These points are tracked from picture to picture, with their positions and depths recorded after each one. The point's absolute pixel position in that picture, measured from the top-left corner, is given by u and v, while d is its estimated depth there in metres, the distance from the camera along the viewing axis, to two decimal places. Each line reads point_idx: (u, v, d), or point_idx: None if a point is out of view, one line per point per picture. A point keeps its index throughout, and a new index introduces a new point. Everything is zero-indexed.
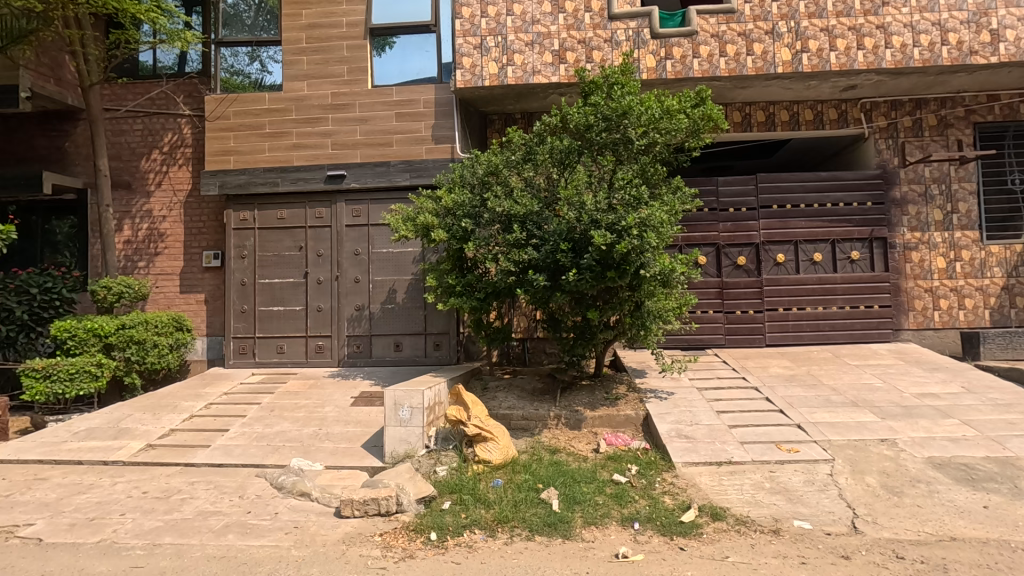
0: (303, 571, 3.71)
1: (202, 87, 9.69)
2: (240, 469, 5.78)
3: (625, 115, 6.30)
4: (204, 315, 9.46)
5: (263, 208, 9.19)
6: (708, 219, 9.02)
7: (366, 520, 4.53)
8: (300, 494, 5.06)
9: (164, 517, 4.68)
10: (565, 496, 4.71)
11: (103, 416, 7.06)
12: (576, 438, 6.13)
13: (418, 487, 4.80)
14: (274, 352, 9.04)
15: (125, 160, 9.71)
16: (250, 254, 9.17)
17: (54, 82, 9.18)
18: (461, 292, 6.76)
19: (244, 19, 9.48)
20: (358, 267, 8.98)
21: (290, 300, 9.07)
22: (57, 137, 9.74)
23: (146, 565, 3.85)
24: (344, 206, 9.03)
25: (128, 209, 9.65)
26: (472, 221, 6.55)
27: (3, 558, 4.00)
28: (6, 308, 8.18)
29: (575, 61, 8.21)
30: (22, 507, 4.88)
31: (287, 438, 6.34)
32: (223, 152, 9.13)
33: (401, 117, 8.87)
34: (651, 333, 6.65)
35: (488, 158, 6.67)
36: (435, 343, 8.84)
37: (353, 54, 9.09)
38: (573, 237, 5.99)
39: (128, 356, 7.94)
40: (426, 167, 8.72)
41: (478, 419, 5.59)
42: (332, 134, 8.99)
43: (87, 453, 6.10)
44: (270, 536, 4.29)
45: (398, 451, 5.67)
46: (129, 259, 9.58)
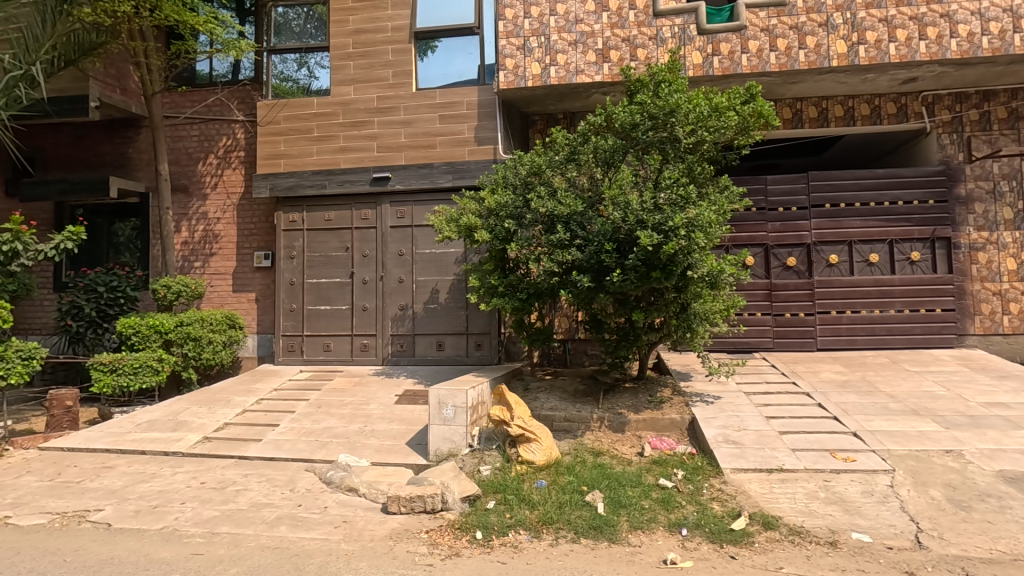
0: (354, 564, 3.79)
1: (255, 93, 10.05)
2: (290, 462, 5.96)
3: (673, 113, 6.19)
4: (254, 314, 9.80)
5: (311, 210, 9.46)
6: (756, 219, 8.77)
7: (412, 516, 4.61)
8: (348, 489, 5.18)
9: (220, 507, 4.87)
10: (611, 499, 4.67)
11: (163, 409, 7.41)
12: (620, 441, 6.06)
13: (463, 486, 4.83)
14: (321, 349, 9.29)
15: (183, 164, 10.16)
16: (298, 254, 9.45)
17: (120, 92, 9.71)
18: (503, 292, 6.78)
19: (293, 26, 9.81)
20: (402, 267, 9.14)
21: (337, 299, 9.31)
22: (122, 143, 10.29)
23: (206, 552, 4.02)
24: (389, 208, 9.20)
25: (186, 211, 10.10)
26: (515, 222, 6.56)
27: (76, 541, 4.25)
28: (76, 305, 8.72)
29: (619, 59, 8.12)
30: (92, 493, 5.18)
31: (334, 434, 6.50)
32: (274, 155, 9.44)
33: (444, 119, 8.98)
34: (698, 335, 6.52)
35: (532, 158, 6.67)
36: (477, 343, 8.89)
37: (398, 58, 9.26)
38: (618, 238, 5.93)
39: (186, 352, 8.33)
40: (468, 168, 8.80)
41: (521, 419, 5.60)
42: (377, 137, 9.17)
43: (149, 444, 6.41)
44: (320, 529, 4.41)
45: (442, 450, 5.73)
46: (186, 259, 10.03)
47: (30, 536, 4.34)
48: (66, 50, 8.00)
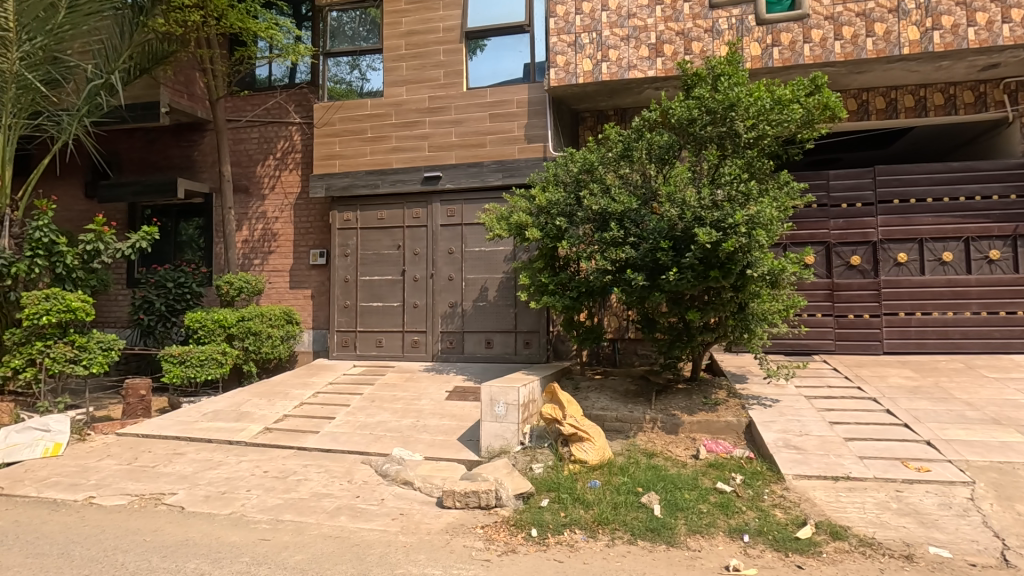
0: (413, 556, 3.86)
1: (312, 95, 10.38)
2: (346, 455, 6.13)
3: (733, 107, 6.00)
4: (310, 310, 10.13)
5: (364, 209, 9.69)
6: (817, 216, 8.42)
7: (466, 511, 4.66)
8: (403, 482, 5.29)
9: (283, 495, 5.06)
10: (667, 502, 4.58)
11: (227, 400, 7.76)
12: (674, 443, 5.94)
13: (517, 483, 4.84)
14: (374, 345, 9.51)
15: (244, 166, 10.60)
16: (352, 252, 9.71)
17: (187, 97, 10.22)
18: (554, 291, 6.74)
19: (346, 30, 10.06)
20: (451, 265, 9.25)
21: (388, 297, 9.51)
22: (188, 147, 10.83)
23: (272, 538, 4.18)
24: (439, 206, 9.33)
25: (246, 211, 10.53)
26: (567, 219, 6.52)
27: (154, 522, 4.51)
28: (148, 300, 9.23)
29: (673, 53, 7.94)
30: (165, 477, 5.48)
31: (387, 428, 6.65)
32: (329, 156, 9.72)
33: (494, 118, 9.03)
34: (755, 336, 6.32)
35: (584, 155, 6.62)
36: (525, 341, 8.90)
37: (449, 58, 9.37)
38: (674, 235, 5.82)
39: (247, 346, 8.69)
40: (518, 166, 8.81)
41: (574, 418, 5.58)
42: (428, 137, 9.31)
43: (215, 433, 6.73)
44: (378, 521, 4.51)
45: (494, 446, 5.77)
46: (246, 257, 10.46)
47: (112, 516, 4.62)
48: (142, 59, 8.47)
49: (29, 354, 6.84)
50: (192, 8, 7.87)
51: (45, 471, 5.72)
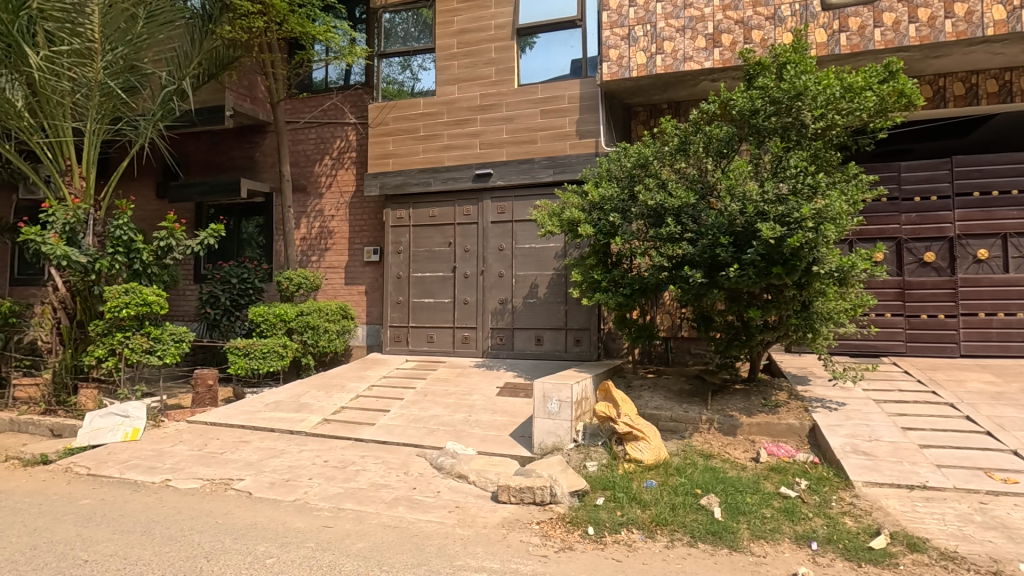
0: (471, 549, 3.90)
1: (366, 96, 10.63)
2: (401, 447, 6.26)
3: (799, 96, 5.78)
4: (364, 306, 10.39)
5: (416, 207, 9.86)
6: (887, 211, 8.01)
7: (522, 507, 4.67)
8: (458, 476, 5.35)
9: (343, 484, 5.21)
10: (728, 505, 4.45)
11: (287, 391, 8.06)
12: (732, 445, 5.77)
13: (572, 480, 4.82)
14: (425, 340, 9.68)
15: (302, 166, 10.97)
16: (405, 249, 9.89)
17: (250, 101, 10.68)
18: (607, 288, 6.65)
19: (399, 31, 10.23)
20: (502, 262, 9.29)
21: (440, 293, 9.65)
22: (250, 148, 11.30)
23: (335, 526, 4.31)
24: (490, 203, 9.38)
25: (304, 209, 10.90)
26: (620, 215, 6.42)
27: (225, 505, 4.74)
28: (214, 295, 9.69)
29: (732, 43, 7.68)
30: (233, 464, 5.74)
31: (440, 422, 6.74)
32: (383, 155, 9.94)
33: (546, 114, 9.01)
34: (820, 336, 6.07)
35: (638, 149, 6.51)
36: (576, 338, 8.84)
37: (501, 55, 9.41)
38: (734, 231, 5.65)
39: (305, 339, 9.00)
40: (569, 162, 8.75)
41: (628, 417, 5.51)
42: (479, 134, 9.38)
43: (278, 422, 7.01)
44: (435, 512, 4.58)
45: (547, 443, 5.75)
46: (304, 254, 10.82)
47: (187, 498, 4.88)
48: (210, 65, 8.87)
49: (110, 345, 7.33)
50: (256, 14, 8.39)
51: (125, 453, 6.10)
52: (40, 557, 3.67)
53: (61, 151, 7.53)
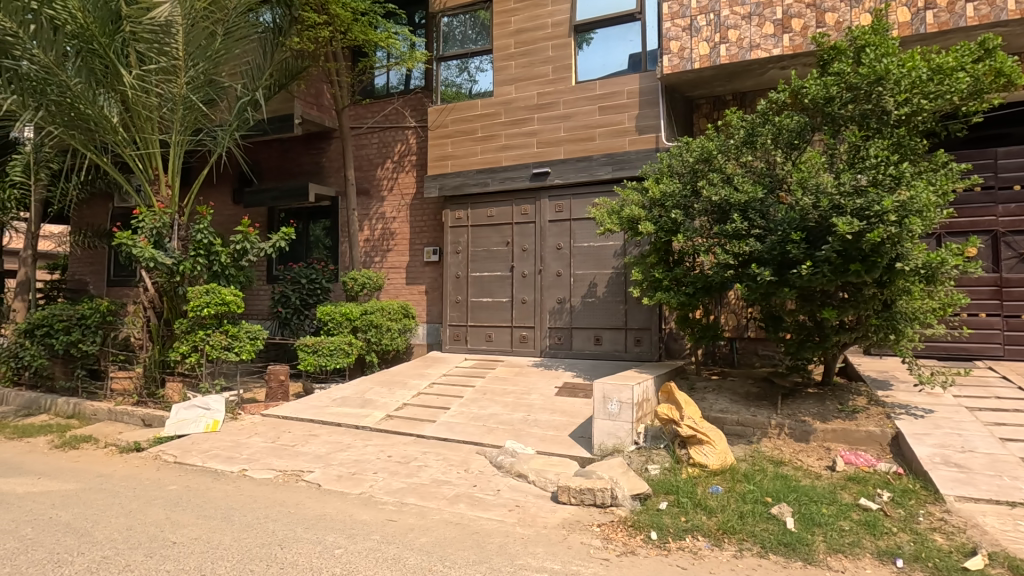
0: (531, 549, 3.89)
1: (426, 100, 10.85)
2: (462, 444, 6.35)
3: (880, 80, 5.43)
4: (424, 305, 10.62)
5: (474, 207, 9.96)
6: (981, 201, 7.40)
7: (582, 508, 4.63)
8: (517, 475, 5.36)
9: (406, 479, 5.34)
10: (802, 515, 4.22)
11: (353, 387, 8.36)
12: (805, 452, 5.48)
13: (633, 483, 4.71)
14: (484, 339, 9.77)
15: (365, 170, 11.33)
16: (463, 249, 10.02)
17: (317, 109, 11.16)
18: (668, 286, 6.46)
19: (457, 33, 10.36)
20: (560, 261, 9.23)
21: (498, 292, 9.71)
22: (317, 153, 11.80)
23: (398, 520, 4.42)
24: (548, 202, 9.35)
25: (367, 212, 11.26)
26: (683, 212, 6.23)
27: (297, 495, 4.97)
28: (285, 295, 10.16)
29: (803, 27, 7.28)
30: (304, 456, 6.01)
31: (499, 421, 6.79)
32: (442, 157, 10.12)
33: (604, 110, 8.90)
34: (904, 338, 5.65)
35: (701, 143, 6.29)
36: (636, 338, 8.67)
37: (558, 53, 9.37)
38: (807, 226, 5.36)
39: (369, 337, 9.30)
40: (628, 158, 8.60)
41: (692, 420, 5.34)
42: (537, 134, 9.39)
43: (344, 417, 7.28)
44: (496, 511, 4.61)
45: (607, 444, 5.66)
46: (368, 255, 11.18)
47: (263, 487, 5.16)
48: (280, 76, 9.34)
49: (193, 341, 7.85)
50: (322, 25, 8.89)
51: (207, 443, 6.51)
52: (135, 537, 3.98)
53: (151, 162, 8.06)
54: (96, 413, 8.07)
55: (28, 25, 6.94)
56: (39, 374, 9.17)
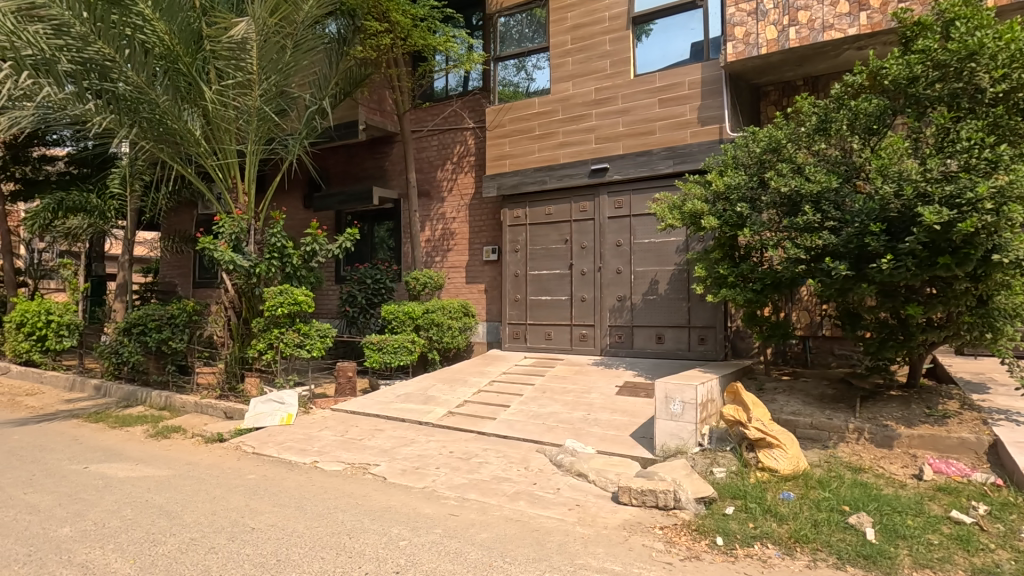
0: (591, 549, 3.86)
1: (483, 100, 10.99)
2: (522, 442, 6.38)
3: (973, 56, 5.00)
4: (484, 303, 10.74)
5: (533, 206, 9.97)
6: None
7: (644, 510, 4.54)
8: (577, 474, 5.33)
9: (468, 475, 5.44)
10: (884, 526, 3.95)
11: (416, 384, 8.60)
12: (887, 459, 5.12)
13: (697, 486, 4.57)
14: (543, 338, 9.78)
15: (426, 171, 11.59)
16: (522, 248, 10.04)
17: (380, 114, 11.54)
18: (734, 283, 6.22)
19: (514, 33, 10.41)
20: (620, 258, 9.09)
21: (557, 291, 9.68)
22: (380, 157, 12.20)
23: (460, 514, 4.50)
24: (607, 198, 9.22)
25: (428, 213, 11.51)
26: (749, 205, 5.96)
27: (364, 487, 5.18)
28: (352, 294, 10.60)
29: (882, 4, 6.79)
30: (370, 450, 6.25)
31: (559, 419, 6.77)
32: (501, 156, 10.19)
33: (664, 103, 8.68)
34: (1003, 337, 5.17)
35: (769, 133, 6.00)
36: (700, 336, 8.41)
37: (616, 46, 9.22)
38: (888, 217, 5.00)
39: (431, 335, 9.53)
40: (690, 151, 8.36)
41: (761, 422, 5.11)
42: (595, 129, 9.28)
43: (407, 413, 7.50)
44: (556, 509, 4.61)
45: (669, 446, 5.52)
46: (429, 255, 11.43)
47: (333, 479, 5.41)
48: (345, 84, 9.76)
49: (269, 339, 8.33)
50: (383, 32, 9.17)
51: (282, 435, 6.90)
52: (219, 522, 4.27)
53: (230, 171, 8.63)
54: (185, 405, 8.74)
55: (123, 50, 7.43)
56: (137, 369, 10.03)
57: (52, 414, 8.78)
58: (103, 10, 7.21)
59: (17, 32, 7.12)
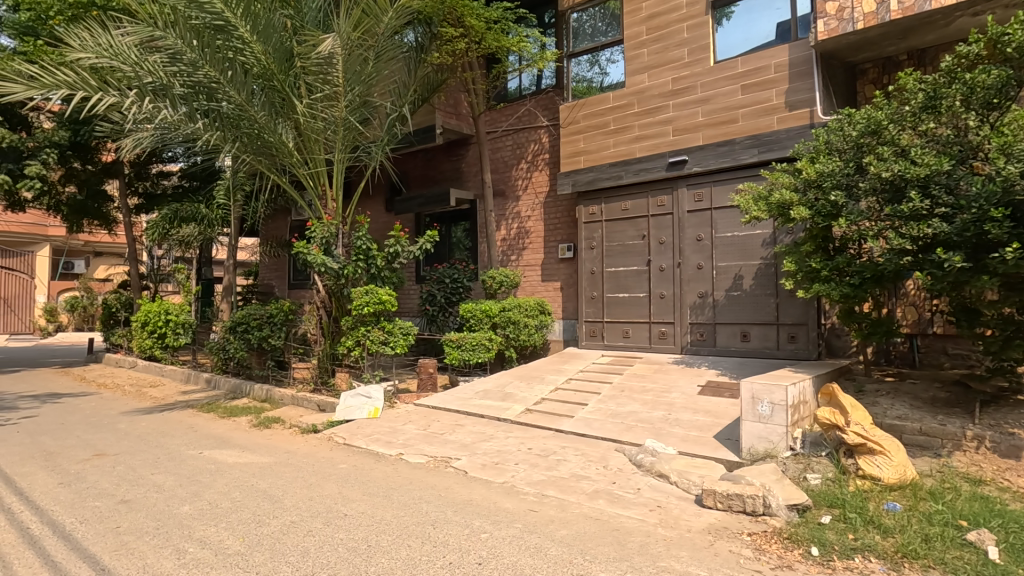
0: (674, 552, 3.77)
1: (557, 98, 10.96)
2: (600, 441, 6.33)
3: None
4: (560, 301, 10.71)
5: (608, 202, 9.82)
6: None
7: (730, 514, 4.37)
8: (659, 475, 5.21)
9: (547, 472, 5.47)
10: (1009, 545, 3.55)
11: (494, 381, 8.76)
12: (1013, 471, 4.60)
13: (789, 492, 4.33)
14: (621, 336, 9.61)
15: (501, 172, 11.72)
16: (598, 245, 9.92)
17: (456, 117, 11.83)
18: (828, 277, 5.80)
19: (587, 28, 10.33)
20: (701, 253, 8.76)
21: (634, 287, 9.49)
22: (457, 160, 12.52)
23: (539, 510, 4.54)
24: (686, 191, 8.92)
25: (504, 212, 11.63)
26: (844, 193, 5.54)
27: (447, 480, 5.36)
28: (432, 293, 10.96)
29: None
30: (452, 444, 6.44)
31: (639, 419, 6.64)
32: (575, 153, 10.12)
33: (747, 89, 8.27)
34: None
35: (867, 114, 5.53)
36: (790, 334, 7.96)
37: (694, 33, 8.89)
38: (1011, 200, 4.52)
39: (508, 333, 9.64)
40: (777, 138, 7.92)
41: (861, 426, 4.77)
42: (673, 121, 9.00)
43: (486, 409, 7.66)
44: (636, 509, 4.54)
45: (757, 449, 5.25)
46: (505, 254, 11.55)
47: (417, 471, 5.64)
48: (422, 90, 10.09)
49: (357, 336, 8.79)
50: (458, 37, 9.39)
51: (369, 428, 7.28)
52: (316, 507, 4.59)
53: (319, 179, 9.19)
54: (283, 398, 9.42)
55: (226, 72, 8.12)
56: (241, 364, 10.93)
57: (172, 404, 9.77)
58: (209, 36, 7.87)
59: (140, 62, 8.13)
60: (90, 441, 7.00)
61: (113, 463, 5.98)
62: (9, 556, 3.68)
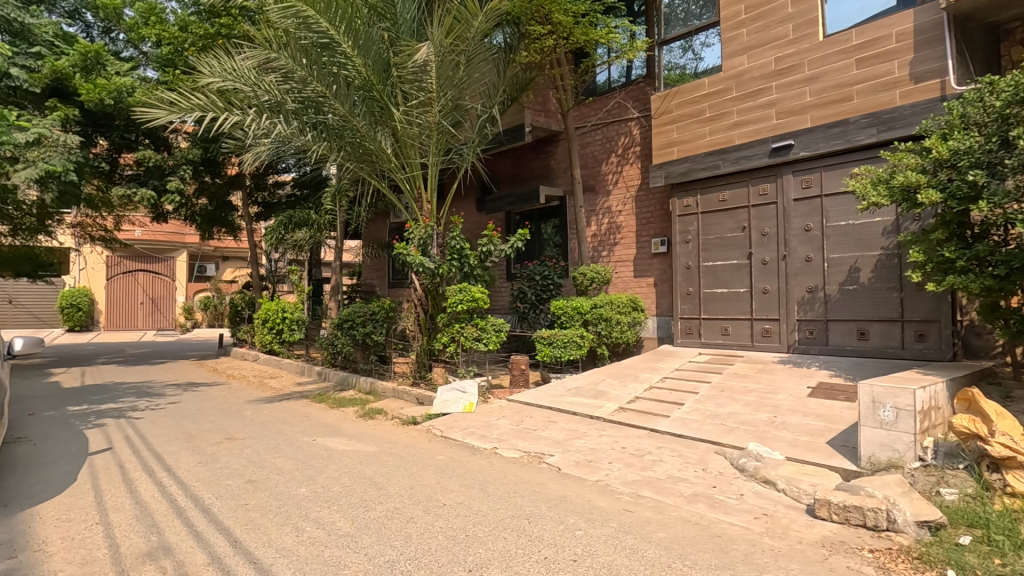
0: (783, 564, 3.53)
1: (648, 88, 10.65)
2: (698, 443, 6.07)
3: None
4: (654, 298, 10.37)
5: (705, 193, 9.38)
6: None
7: (847, 528, 4.03)
8: (765, 481, 4.92)
9: (642, 472, 5.34)
10: None
11: (586, 378, 8.69)
12: None
13: (919, 507, 3.91)
14: (720, 334, 9.15)
15: (590, 167, 11.56)
16: (694, 238, 9.50)
17: (544, 115, 11.86)
18: (966, 268, 5.16)
19: (679, 12, 9.90)
20: (809, 244, 8.12)
21: (734, 282, 8.99)
22: (545, 157, 12.56)
23: (635, 511, 4.45)
24: (792, 178, 8.31)
25: (594, 207, 11.47)
26: (985, 172, 4.90)
27: (540, 475, 5.40)
28: (523, 291, 11.09)
29: None
30: (545, 440, 6.48)
31: (741, 421, 6.29)
32: (667, 144, 9.77)
33: (863, 63, 7.56)
34: None
35: (1014, 80, 4.86)
36: (918, 332, 7.18)
37: (799, 8, 8.25)
38: None
39: (599, 330, 9.52)
40: (900, 115, 7.16)
41: (1009, 437, 4.19)
42: (776, 103, 8.42)
43: (578, 407, 7.62)
44: (739, 516, 4.31)
45: (880, 458, 4.79)
46: (596, 250, 11.36)
47: (511, 465, 5.73)
48: (512, 90, 10.25)
49: (451, 333, 9.11)
50: (547, 35, 9.38)
51: (465, 422, 7.51)
52: (416, 495, 4.81)
53: (415, 183, 9.67)
54: (385, 391, 9.97)
55: (331, 86, 8.70)
56: (347, 358, 11.68)
57: (289, 394, 10.69)
58: (316, 54, 8.46)
59: (259, 82, 8.99)
60: (223, 425, 7.84)
61: (241, 446, 6.65)
62: (161, 523, 4.21)
